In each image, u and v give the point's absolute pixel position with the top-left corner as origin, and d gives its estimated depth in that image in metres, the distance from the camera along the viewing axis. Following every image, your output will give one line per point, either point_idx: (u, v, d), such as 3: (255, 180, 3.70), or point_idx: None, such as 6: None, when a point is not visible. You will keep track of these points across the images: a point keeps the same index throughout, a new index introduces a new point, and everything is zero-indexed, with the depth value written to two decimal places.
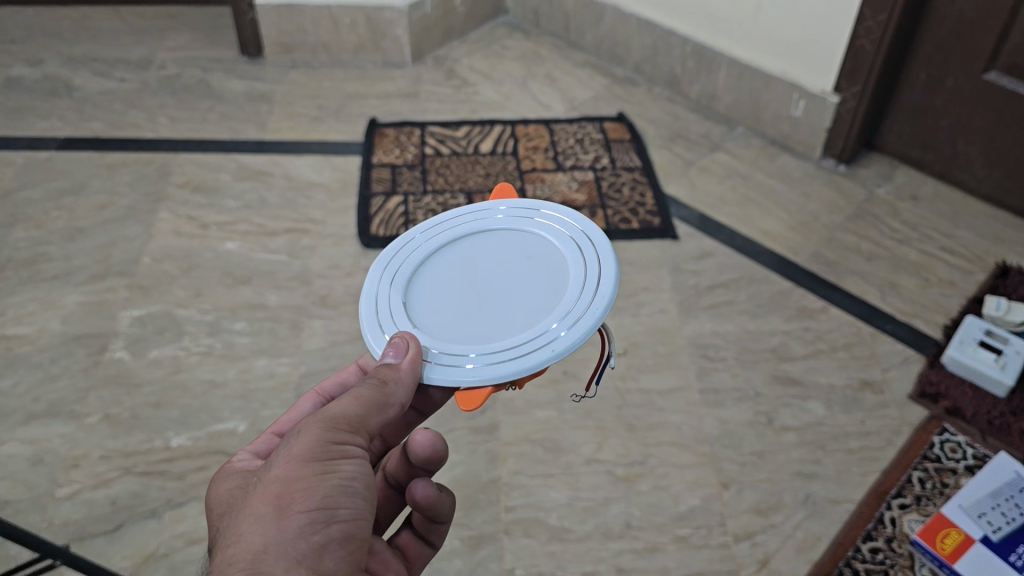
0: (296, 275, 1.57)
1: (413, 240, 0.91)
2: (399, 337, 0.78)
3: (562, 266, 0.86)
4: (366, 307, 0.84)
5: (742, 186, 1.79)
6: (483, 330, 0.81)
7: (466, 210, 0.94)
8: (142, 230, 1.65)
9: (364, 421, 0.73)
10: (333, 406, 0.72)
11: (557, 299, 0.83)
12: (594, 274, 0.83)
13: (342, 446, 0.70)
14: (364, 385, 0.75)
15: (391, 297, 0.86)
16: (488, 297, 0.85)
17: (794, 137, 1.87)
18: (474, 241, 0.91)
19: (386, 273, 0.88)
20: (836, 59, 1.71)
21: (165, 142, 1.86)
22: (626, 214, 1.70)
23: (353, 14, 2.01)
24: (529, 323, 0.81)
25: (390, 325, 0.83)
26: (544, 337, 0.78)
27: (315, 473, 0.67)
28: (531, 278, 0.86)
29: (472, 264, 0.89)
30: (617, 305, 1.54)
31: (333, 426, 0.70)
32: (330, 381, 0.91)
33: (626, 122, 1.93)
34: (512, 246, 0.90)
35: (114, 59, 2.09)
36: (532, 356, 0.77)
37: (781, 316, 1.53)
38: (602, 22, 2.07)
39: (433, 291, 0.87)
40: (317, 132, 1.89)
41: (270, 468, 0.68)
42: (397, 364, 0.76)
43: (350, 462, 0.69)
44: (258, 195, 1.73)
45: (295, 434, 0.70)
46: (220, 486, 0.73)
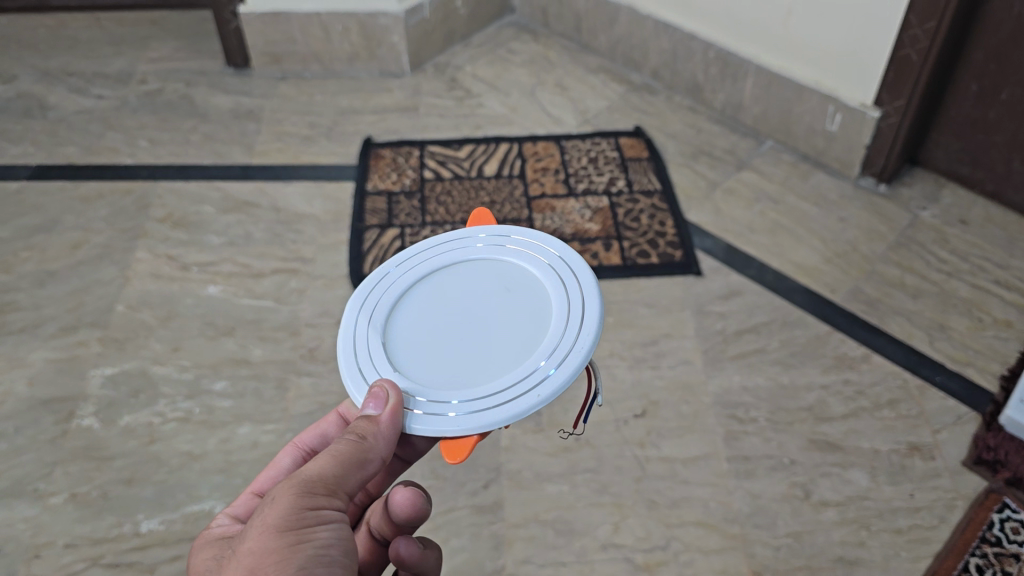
0: (283, 325, 1.44)
1: (389, 272, 0.89)
2: (378, 387, 0.76)
3: (544, 299, 0.84)
4: (344, 352, 0.82)
5: (772, 211, 1.63)
6: (466, 372, 0.79)
7: (441, 237, 0.91)
8: (117, 272, 1.52)
9: (341, 483, 0.73)
10: (309, 468, 0.73)
11: (540, 336, 0.81)
12: (577, 310, 0.82)
13: (318, 510, 0.71)
14: (342, 443, 0.75)
15: (370, 338, 0.83)
16: (468, 331, 0.82)
17: (828, 153, 1.70)
18: (451, 271, 0.89)
19: (364, 312, 0.85)
20: (877, 69, 1.54)
21: (145, 169, 1.71)
22: (644, 247, 1.55)
23: (345, 22, 1.84)
24: (512, 362, 0.79)
25: (370, 371, 0.80)
26: (530, 381, 0.77)
27: (290, 542, 0.68)
28: (515, 314, 0.83)
29: (451, 296, 0.86)
30: (636, 355, 1.39)
31: (309, 491, 0.71)
32: (309, 435, 0.91)
33: (643, 137, 1.76)
34: (489, 276, 0.87)
35: (91, 73, 1.94)
36: (519, 402, 0.75)
37: (817, 367, 1.38)
38: (617, 24, 1.89)
39: (412, 327, 0.84)
40: (307, 154, 1.74)
41: (247, 538, 0.69)
42: (377, 417, 0.75)
43: (326, 528, 0.70)
44: (244, 229, 1.59)
45: (270, 501, 0.71)
46: (201, 555, 0.75)
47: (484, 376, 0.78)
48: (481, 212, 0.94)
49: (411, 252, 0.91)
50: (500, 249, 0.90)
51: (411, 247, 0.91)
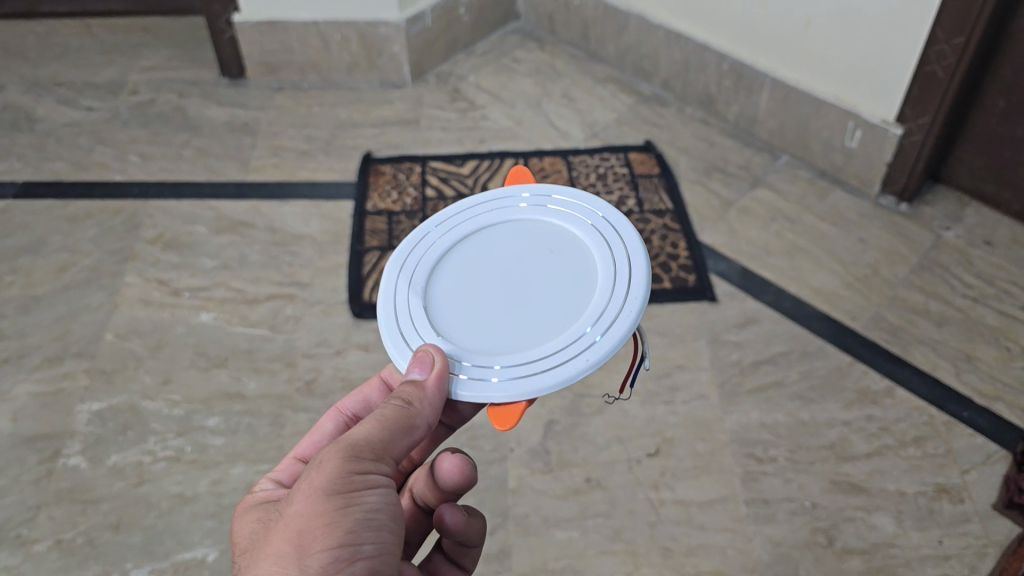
0: (278, 356, 1.37)
1: (429, 233, 0.87)
2: (423, 352, 0.75)
3: (590, 262, 0.82)
4: (385, 316, 0.81)
5: (789, 231, 1.56)
6: (510, 336, 0.78)
7: (482, 197, 0.90)
8: (106, 298, 1.45)
9: (387, 448, 0.71)
10: (355, 431, 0.71)
11: (586, 300, 0.79)
12: (625, 273, 0.80)
13: (365, 475, 0.69)
14: (388, 408, 0.73)
15: (411, 301, 0.81)
16: (511, 293, 0.81)
17: (847, 170, 1.63)
18: (493, 232, 0.88)
19: (404, 274, 0.84)
20: (900, 84, 1.47)
21: (135, 187, 1.64)
22: (656, 271, 1.49)
23: (344, 31, 1.76)
24: (559, 326, 0.77)
25: (412, 335, 0.79)
26: (579, 346, 0.75)
27: (337, 507, 0.66)
28: (559, 276, 0.82)
29: (493, 258, 0.85)
30: (648, 389, 1.33)
31: (356, 456, 0.69)
32: (352, 400, 0.89)
33: (653, 151, 1.70)
34: (533, 238, 0.86)
35: (81, 83, 1.86)
36: (567, 367, 0.74)
37: (838, 402, 1.31)
38: (626, 33, 1.82)
39: (454, 290, 0.82)
40: (305, 171, 1.67)
41: (293, 501, 0.68)
42: (422, 381, 0.74)
43: (373, 494, 0.68)
44: (238, 252, 1.52)
45: (316, 464, 0.69)
46: (244, 519, 0.73)
47: (530, 341, 0.77)
48: (522, 171, 0.93)
49: (452, 213, 0.90)
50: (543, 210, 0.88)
51: (453, 208, 0.90)
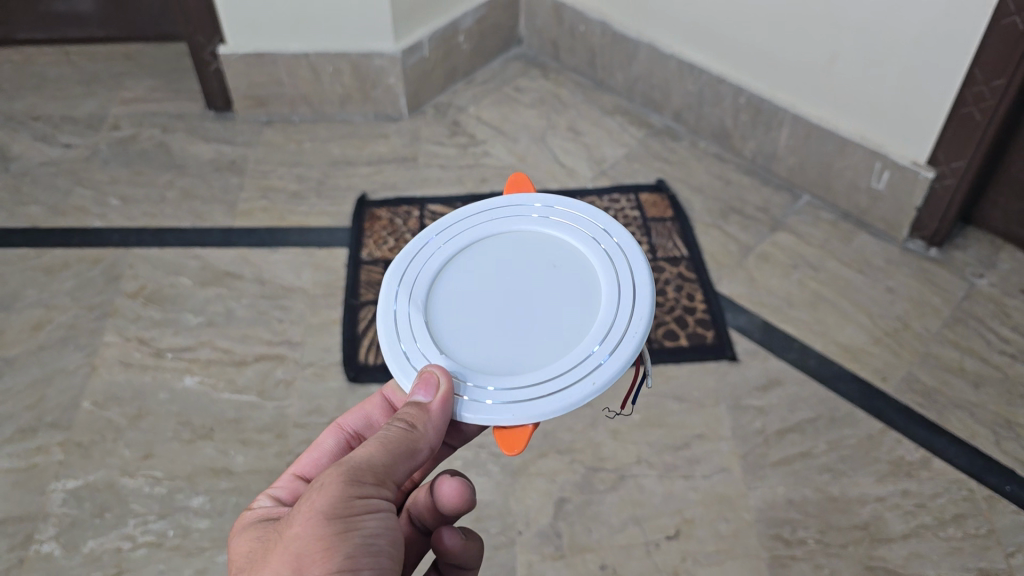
0: (268, 426, 1.27)
1: (429, 242, 0.86)
2: (428, 373, 0.74)
3: (594, 276, 0.82)
4: (386, 331, 0.79)
5: (811, 280, 1.47)
6: (514, 354, 0.77)
7: (483, 205, 0.89)
8: (83, 360, 1.35)
9: (388, 471, 0.71)
10: (357, 454, 0.71)
11: (590, 318, 0.78)
12: (629, 293, 0.79)
13: (366, 499, 0.69)
14: (390, 430, 0.73)
15: (412, 314, 0.80)
16: (514, 308, 0.80)
17: (872, 212, 1.53)
18: (495, 241, 0.86)
19: (403, 288, 0.82)
20: (933, 125, 1.37)
21: (115, 233, 1.54)
22: (672, 326, 1.39)
23: (336, 63, 1.66)
24: (563, 344, 0.77)
25: (414, 351, 0.78)
26: (584, 368, 0.75)
27: (338, 531, 0.66)
28: (563, 291, 0.81)
29: (494, 270, 0.84)
30: (666, 462, 1.24)
31: (357, 480, 0.69)
32: (354, 416, 0.89)
33: (666, 192, 1.60)
34: (535, 249, 0.85)
35: (58, 117, 1.76)
36: (574, 390, 0.73)
37: (871, 475, 1.22)
38: (635, 62, 1.72)
39: (456, 302, 0.81)
40: (295, 215, 1.57)
41: (293, 522, 0.67)
42: (427, 404, 0.73)
43: (374, 519, 0.68)
44: (225, 307, 1.42)
45: (316, 486, 0.69)
46: (240, 533, 0.73)
47: (535, 360, 0.76)
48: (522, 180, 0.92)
49: (450, 222, 0.88)
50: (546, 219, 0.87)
51: (453, 216, 0.89)
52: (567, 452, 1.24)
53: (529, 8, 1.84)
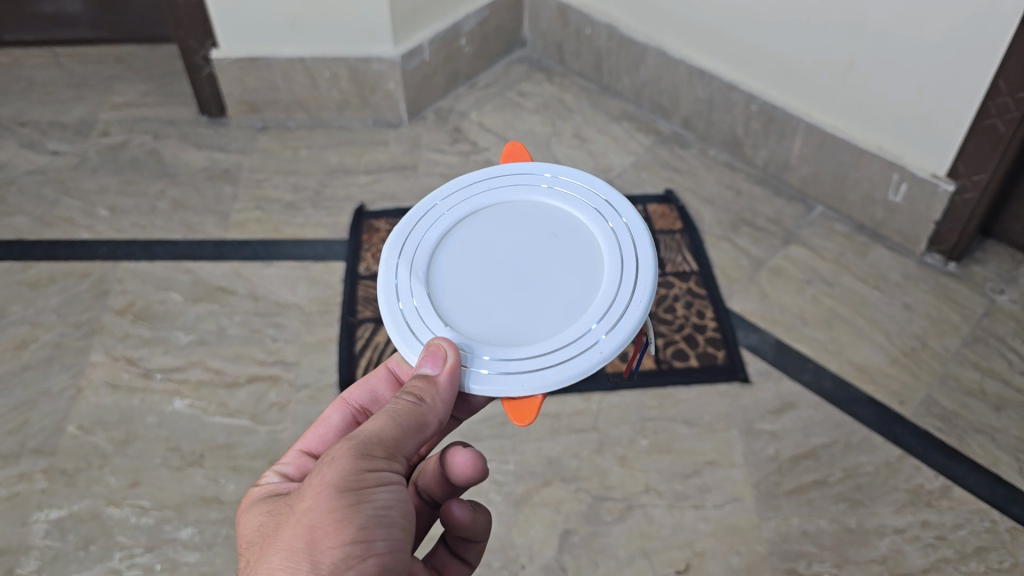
0: (261, 453, 1.22)
1: (427, 218, 0.90)
2: (435, 347, 0.77)
3: (589, 250, 0.86)
4: (390, 307, 0.83)
5: (826, 296, 1.41)
6: (516, 326, 0.81)
7: (479, 180, 0.92)
8: (69, 381, 1.30)
9: (397, 445, 0.71)
10: (365, 429, 0.71)
11: (589, 292, 0.83)
12: (625, 265, 0.84)
13: (377, 472, 0.69)
14: (397, 405, 0.73)
15: (415, 289, 0.84)
16: (513, 281, 0.84)
17: (888, 225, 1.48)
18: (492, 217, 0.90)
19: (406, 259, 0.86)
20: (953, 136, 1.31)
21: (104, 246, 1.49)
22: (682, 345, 1.34)
23: (333, 68, 1.60)
24: (565, 316, 0.81)
25: (418, 323, 0.82)
26: (586, 339, 0.79)
27: (350, 502, 0.66)
28: (560, 265, 0.85)
29: (493, 245, 0.87)
30: (675, 491, 1.19)
31: (366, 453, 0.69)
32: (358, 391, 0.89)
33: (675, 203, 1.54)
34: (530, 223, 0.89)
35: (46, 122, 1.70)
36: (575, 363, 0.78)
37: (889, 506, 1.17)
38: (643, 66, 1.66)
39: (457, 277, 0.85)
40: (291, 227, 1.51)
41: (303, 496, 0.67)
42: (435, 376, 0.76)
43: (385, 491, 0.68)
44: (217, 324, 1.37)
45: (325, 461, 0.68)
46: (250, 514, 0.73)
47: (537, 332, 0.81)
48: (515, 153, 0.95)
49: (450, 193, 0.92)
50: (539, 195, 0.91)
51: (449, 191, 0.92)
52: (572, 480, 1.20)
53: (533, 9, 1.78)
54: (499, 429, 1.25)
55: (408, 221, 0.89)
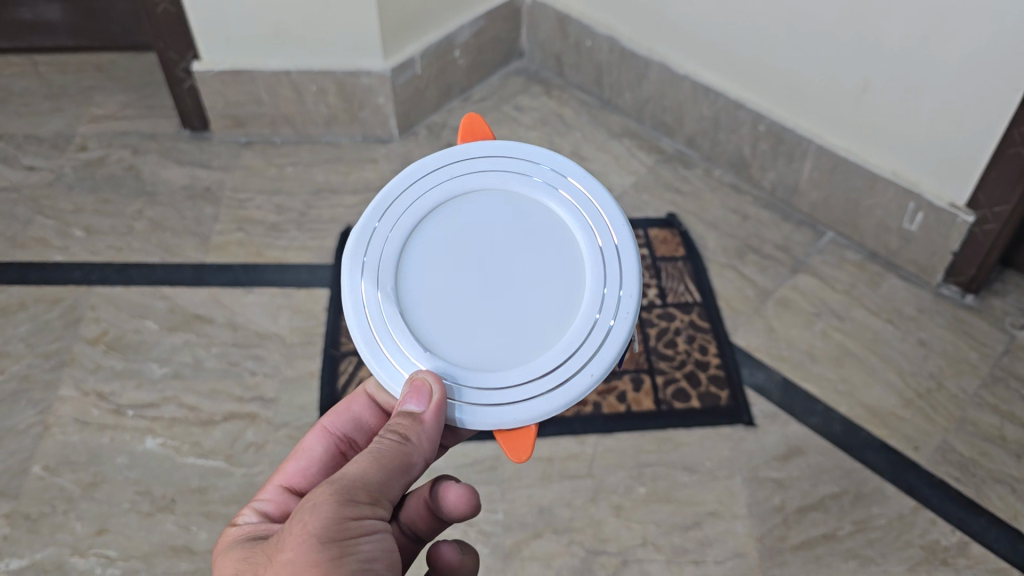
0: (235, 498, 1.16)
1: (389, 209, 0.78)
2: (420, 381, 0.70)
3: (573, 245, 0.77)
4: (359, 329, 0.74)
5: (835, 331, 1.34)
6: (501, 345, 0.73)
7: (442, 155, 0.79)
8: (35, 417, 1.23)
9: (382, 489, 0.66)
10: (348, 472, 0.65)
11: (577, 300, 0.75)
12: (612, 268, 0.76)
13: (362, 520, 0.63)
14: (381, 446, 0.68)
15: (384, 305, 0.74)
16: (491, 288, 0.75)
17: (902, 254, 1.40)
18: (462, 203, 0.79)
19: (368, 270, 0.75)
20: (973, 165, 1.23)
21: (77, 269, 1.42)
22: (683, 384, 1.27)
23: (320, 82, 1.53)
24: (553, 331, 0.74)
25: (393, 346, 0.74)
26: (578, 362, 0.73)
27: (334, 556, 0.60)
28: (540, 265, 0.76)
29: (466, 242, 0.77)
30: (674, 545, 1.12)
31: (350, 499, 0.63)
32: (341, 419, 0.84)
33: (677, 227, 1.47)
34: (505, 211, 0.78)
35: (22, 136, 1.63)
36: (571, 386, 0.73)
37: (902, 564, 1.10)
38: (645, 82, 1.58)
39: (430, 285, 0.75)
40: (273, 250, 1.44)
41: (282, 549, 0.61)
42: (420, 413, 0.70)
43: (370, 540, 0.62)
44: (193, 356, 1.30)
45: (305, 507, 0.63)
46: (222, 563, 0.67)
47: (524, 352, 0.73)
48: (479, 122, 0.82)
49: (404, 179, 0.79)
50: (511, 174, 0.79)
51: (410, 172, 0.79)
52: (565, 531, 1.12)
53: (531, 19, 1.71)
54: (488, 475, 1.18)
55: (368, 215, 0.77)
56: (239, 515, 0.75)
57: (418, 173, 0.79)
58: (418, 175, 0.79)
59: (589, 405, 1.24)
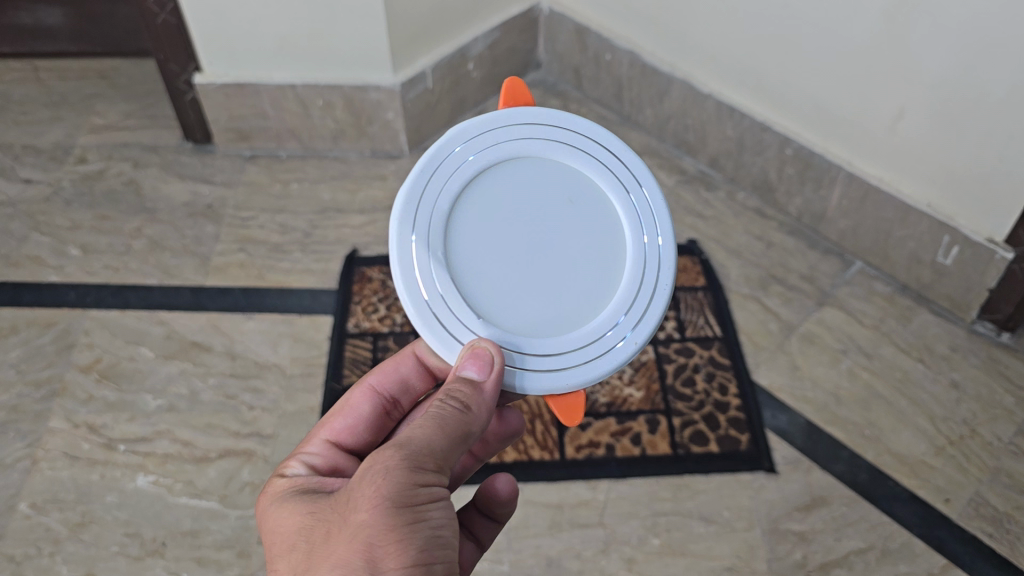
0: (228, 542, 1.11)
1: (434, 176, 0.74)
2: (480, 350, 0.71)
3: (612, 213, 0.77)
4: (410, 295, 0.72)
5: (863, 370, 1.27)
6: (551, 310, 0.74)
7: (481, 121, 0.76)
8: (24, 450, 1.19)
9: (446, 456, 0.67)
10: (414, 437, 0.65)
11: (622, 263, 0.76)
12: (648, 230, 0.77)
13: (430, 487, 0.64)
14: (441, 411, 0.68)
15: (436, 272, 0.72)
16: (542, 257, 0.74)
17: (935, 288, 1.33)
18: (503, 170, 0.76)
19: (419, 239, 0.72)
20: (1016, 199, 1.15)
21: (72, 290, 1.37)
22: (702, 426, 1.20)
23: (327, 96, 1.46)
24: (599, 296, 0.75)
25: (445, 312, 0.72)
26: (622, 326, 0.76)
27: (408, 522, 0.61)
28: (587, 235, 0.75)
29: (513, 209, 0.74)
30: None
31: (417, 466, 0.64)
32: (388, 380, 0.84)
33: (698, 255, 1.40)
34: (546, 178, 0.76)
35: (19, 146, 1.57)
36: (618, 349, 0.76)
37: None
38: (667, 99, 1.51)
39: (479, 254, 0.73)
40: (275, 273, 1.38)
41: (355, 510, 0.62)
42: (480, 382, 0.70)
43: (438, 509, 0.63)
44: (189, 387, 1.25)
45: (374, 471, 0.63)
46: (279, 516, 0.67)
47: (577, 317, 0.74)
48: (516, 88, 0.78)
49: (444, 146, 0.75)
50: (551, 142, 0.77)
51: (449, 140, 0.75)
52: None
53: (549, 29, 1.64)
54: None
55: (412, 184, 0.73)
56: (288, 469, 0.75)
57: (458, 141, 0.75)
58: (460, 142, 0.75)
59: (602, 447, 1.18)
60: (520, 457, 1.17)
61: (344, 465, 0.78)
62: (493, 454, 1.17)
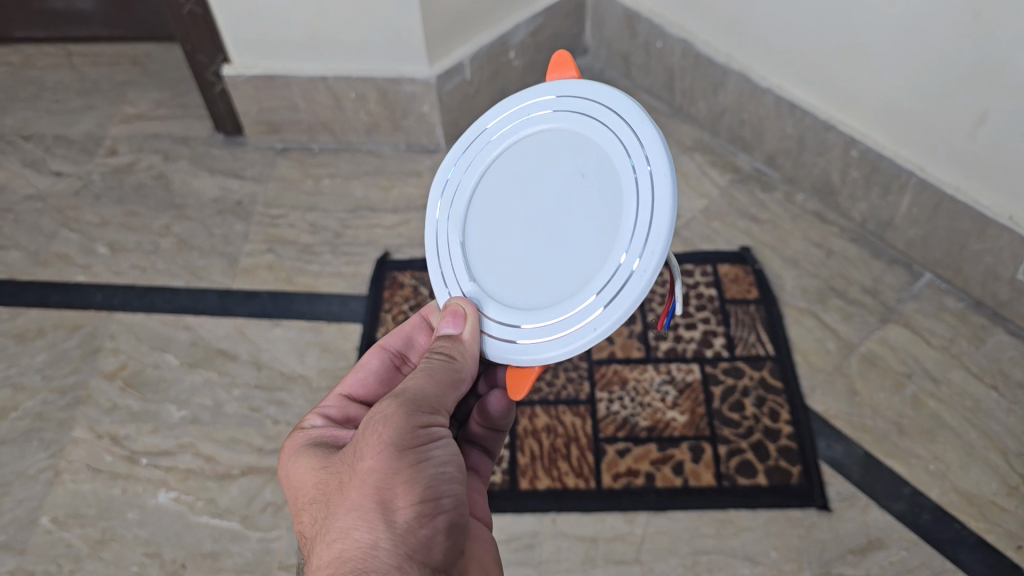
0: (248, 566, 1.06)
1: (473, 148, 0.78)
2: (455, 306, 0.72)
3: (613, 186, 0.67)
4: (431, 250, 0.78)
5: (928, 398, 1.17)
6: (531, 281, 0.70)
7: (522, 94, 0.75)
8: (47, 461, 1.16)
9: (442, 399, 0.68)
10: (408, 386, 0.67)
11: (603, 240, 0.66)
12: (643, 206, 0.63)
13: (428, 428, 0.64)
14: (433, 361, 0.70)
15: (450, 236, 0.77)
16: (540, 227, 0.70)
17: (1012, 307, 1.21)
18: (530, 139, 0.74)
19: (448, 204, 0.78)
20: None
21: (99, 291, 1.33)
22: (751, 455, 1.12)
23: (360, 89, 1.39)
24: (573, 275, 0.67)
25: (450, 272, 0.76)
26: (588, 311, 0.65)
27: (410, 461, 0.60)
28: (582, 209, 0.68)
29: (528, 178, 0.73)
30: None
31: (414, 411, 0.64)
32: (395, 337, 0.83)
33: (751, 264, 1.32)
34: (562, 150, 0.71)
35: (51, 137, 1.54)
36: (577, 334, 0.65)
37: None
38: (723, 92, 1.41)
39: (488, 222, 0.74)
40: (305, 275, 1.33)
41: (357, 460, 0.61)
42: (459, 335, 0.72)
43: (440, 447, 0.63)
44: (213, 397, 1.21)
45: (373, 420, 0.64)
46: (292, 484, 0.66)
47: (551, 295, 0.68)
48: (562, 61, 0.74)
49: (490, 118, 0.77)
50: (576, 114, 0.71)
51: (496, 108, 0.77)
52: None
53: (597, 15, 1.54)
54: (524, 554, 1.06)
55: (458, 150, 0.79)
56: (304, 420, 0.74)
57: (500, 111, 0.77)
58: (502, 114, 0.76)
59: (641, 476, 1.11)
60: (554, 484, 1.11)
61: (359, 415, 0.77)
62: (526, 481, 1.11)
